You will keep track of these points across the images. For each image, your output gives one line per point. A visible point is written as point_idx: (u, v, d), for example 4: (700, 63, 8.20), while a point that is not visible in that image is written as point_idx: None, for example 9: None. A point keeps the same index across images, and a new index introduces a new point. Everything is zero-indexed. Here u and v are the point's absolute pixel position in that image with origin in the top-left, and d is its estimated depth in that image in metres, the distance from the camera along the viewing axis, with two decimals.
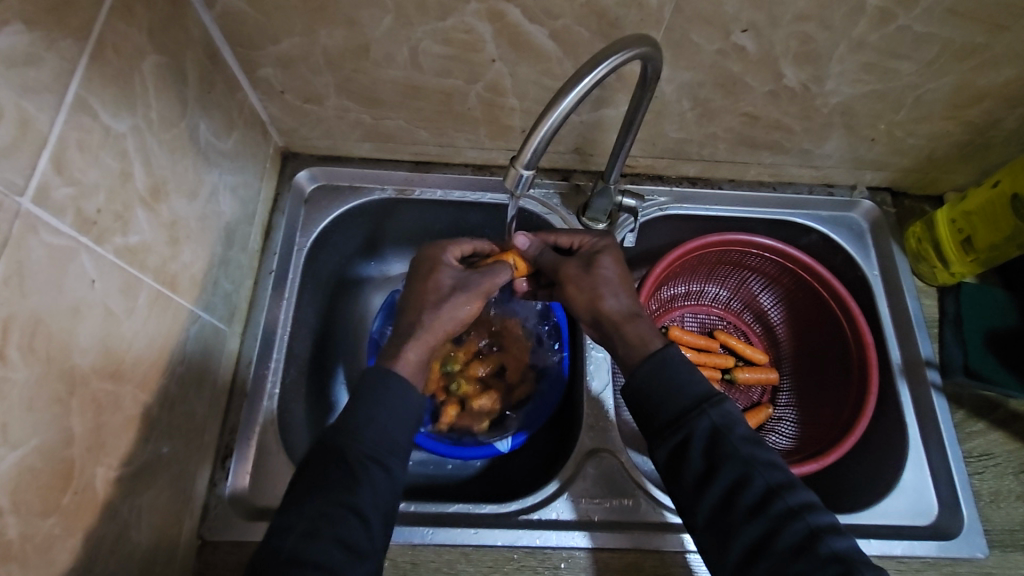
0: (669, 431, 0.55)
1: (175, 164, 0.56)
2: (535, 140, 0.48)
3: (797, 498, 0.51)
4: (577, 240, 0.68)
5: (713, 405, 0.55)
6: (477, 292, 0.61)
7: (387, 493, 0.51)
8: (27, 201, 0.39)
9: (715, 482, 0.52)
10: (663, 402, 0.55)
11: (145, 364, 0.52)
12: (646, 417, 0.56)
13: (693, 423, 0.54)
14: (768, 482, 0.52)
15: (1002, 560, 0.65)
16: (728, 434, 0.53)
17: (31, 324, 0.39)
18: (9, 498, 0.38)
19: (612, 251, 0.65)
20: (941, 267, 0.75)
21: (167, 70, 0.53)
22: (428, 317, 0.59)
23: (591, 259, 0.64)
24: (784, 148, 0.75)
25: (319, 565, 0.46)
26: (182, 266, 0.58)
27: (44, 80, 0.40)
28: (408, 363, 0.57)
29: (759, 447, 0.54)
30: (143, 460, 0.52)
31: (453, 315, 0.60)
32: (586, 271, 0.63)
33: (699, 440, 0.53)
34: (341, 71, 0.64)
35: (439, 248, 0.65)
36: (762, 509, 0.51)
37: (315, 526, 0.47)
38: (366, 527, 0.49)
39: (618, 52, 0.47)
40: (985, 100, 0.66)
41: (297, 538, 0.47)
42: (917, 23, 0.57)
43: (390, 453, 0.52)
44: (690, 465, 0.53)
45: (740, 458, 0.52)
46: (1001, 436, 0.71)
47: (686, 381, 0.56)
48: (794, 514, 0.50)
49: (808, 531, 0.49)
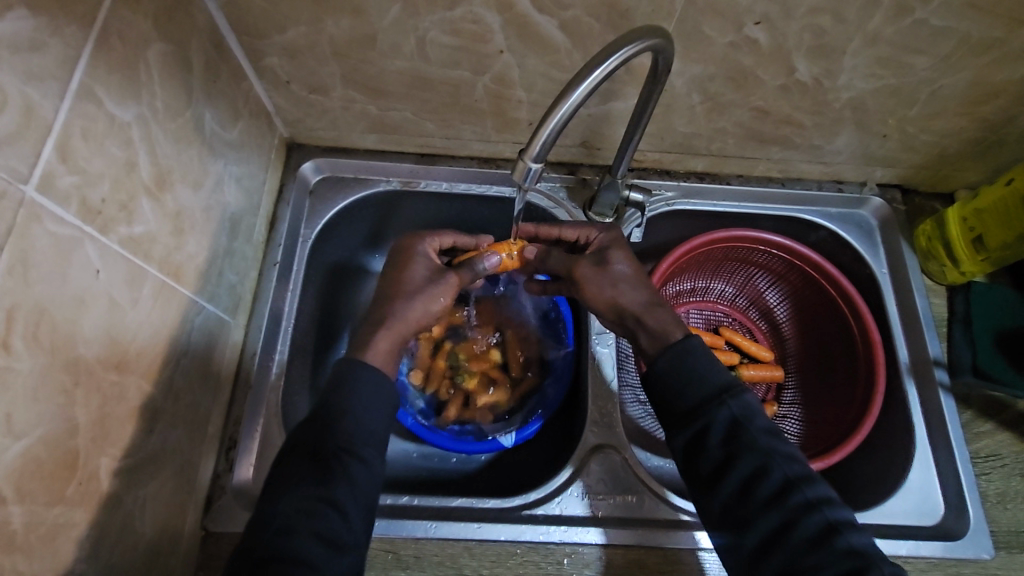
0: (688, 420, 0.54)
1: (180, 153, 0.55)
2: (543, 133, 0.47)
3: (816, 492, 0.51)
4: (582, 234, 0.67)
5: (733, 397, 0.54)
6: (445, 284, 0.61)
7: (367, 484, 0.51)
8: (31, 189, 0.38)
9: (733, 472, 0.52)
10: (683, 390, 0.55)
11: (150, 355, 0.52)
12: (666, 404, 0.56)
13: (711, 413, 0.54)
14: (786, 474, 0.51)
15: (1008, 562, 0.65)
16: (748, 425, 0.53)
17: (36, 314, 0.39)
18: (14, 487, 0.38)
19: (620, 248, 0.63)
20: (951, 266, 0.75)
21: (173, 58, 0.53)
22: (402, 308, 0.58)
23: (601, 257, 0.62)
24: (794, 143, 0.75)
25: (301, 561, 0.45)
26: (187, 257, 0.57)
27: (48, 67, 0.39)
28: (377, 354, 0.56)
29: (779, 439, 0.53)
30: (148, 450, 0.52)
31: (426, 308, 0.60)
32: (598, 269, 0.62)
33: (718, 430, 0.53)
34: (348, 60, 0.64)
35: (417, 240, 0.64)
36: (779, 501, 0.50)
37: (292, 523, 0.47)
38: (345, 518, 0.48)
39: (629, 44, 0.46)
40: (1000, 96, 0.65)
41: (274, 535, 0.46)
42: (933, 17, 0.56)
43: (365, 444, 0.52)
44: (709, 454, 0.53)
45: (759, 449, 0.52)
46: (1010, 437, 0.71)
47: (707, 372, 0.55)
48: (812, 507, 0.50)
49: (824, 524, 0.49)
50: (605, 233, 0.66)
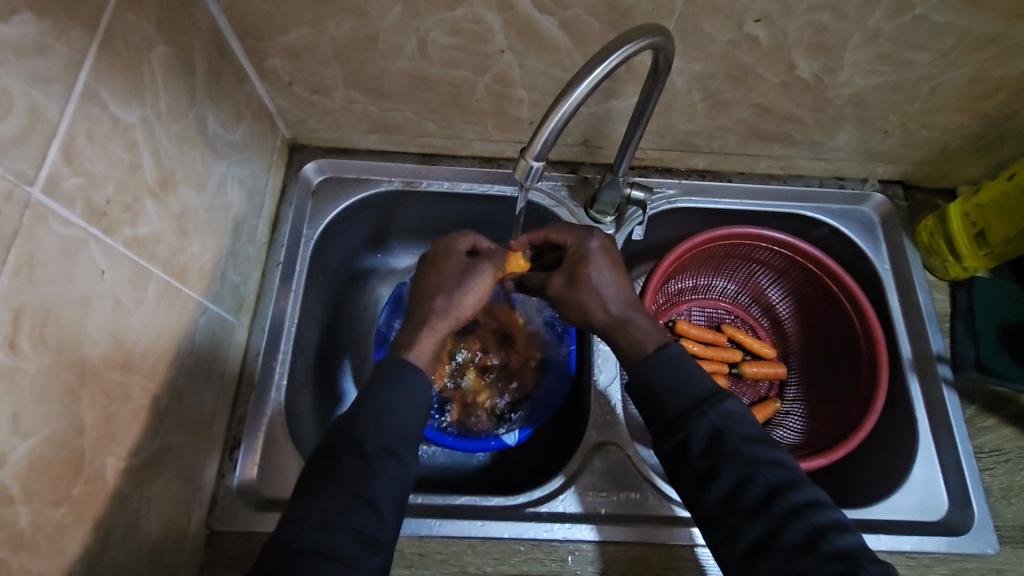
0: (671, 431, 0.55)
1: (184, 155, 0.56)
2: (545, 131, 0.47)
3: (799, 497, 0.51)
4: (564, 237, 0.65)
5: (712, 406, 0.54)
6: (483, 277, 0.62)
7: (400, 484, 0.51)
8: (36, 191, 0.38)
9: (718, 482, 0.52)
10: (664, 401, 0.55)
11: (154, 356, 0.52)
12: (651, 414, 0.56)
13: (693, 423, 0.54)
14: (770, 481, 0.51)
15: (1012, 557, 0.65)
16: (729, 435, 0.53)
17: (42, 314, 0.39)
18: (22, 487, 0.38)
19: (603, 257, 0.62)
20: (953, 262, 0.75)
21: (175, 60, 0.53)
22: (444, 304, 0.59)
23: (576, 273, 0.62)
24: (795, 140, 0.75)
25: (330, 555, 0.45)
26: (191, 258, 0.58)
27: (53, 70, 0.40)
28: (420, 355, 0.56)
29: (763, 446, 0.53)
30: (154, 449, 0.52)
31: (467, 301, 0.60)
32: (571, 286, 0.62)
33: (699, 440, 0.53)
34: (349, 62, 0.64)
35: (450, 239, 0.64)
36: (764, 509, 0.51)
37: (326, 517, 0.47)
38: (379, 517, 0.49)
39: (629, 42, 0.46)
40: (1002, 91, 0.65)
41: (310, 528, 0.46)
42: (934, 13, 0.56)
43: (403, 445, 0.52)
44: (692, 465, 0.53)
45: (741, 458, 0.52)
46: (1012, 432, 0.71)
47: (688, 380, 0.56)
48: (797, 513, 0.50)
49: (811, 530, 0.49)
50: (591, 239, 0.63)
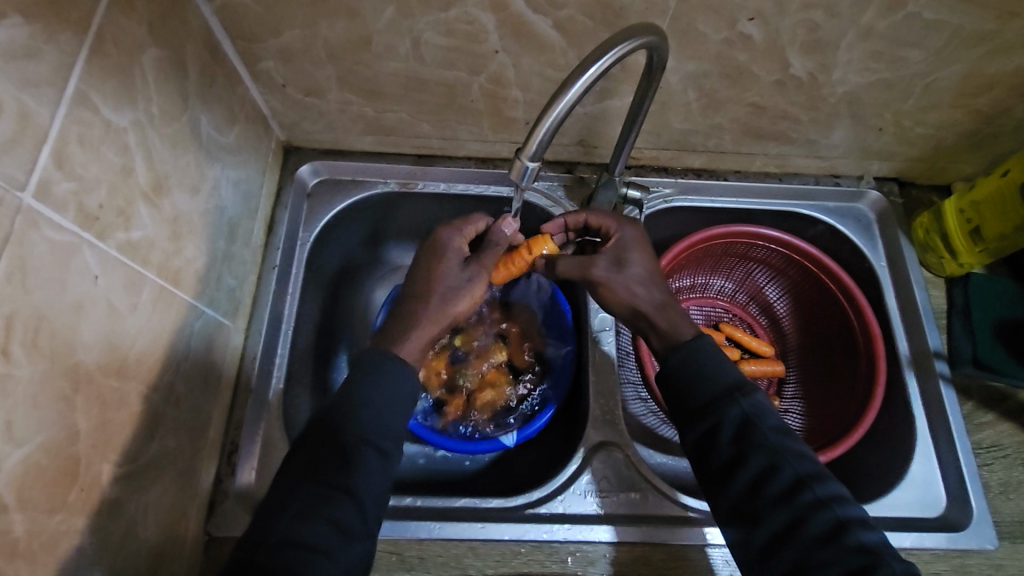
0: (700, 417, 0.55)
1: (177, 158, 0.55)
2: (540, 131, 0.47)
3: (826, 490, 0.51)
4: (604, 224, 0.63)
5: (744, 394, 0.54)
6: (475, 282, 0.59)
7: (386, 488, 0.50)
8: (28, 197, 0.38)
9: (744, 469, 0.52)
10: (694, 388, 0.55)
11: (149, 361, 0.52)
12: (679, 401, 0.56)
13: (723, 411, 0.54)
14: (797, 472, 0.51)
15: (1012, 552, 0.65)
16: (758, 423, 0.53)
17: (35, 320, 0.39)
18: (16, 495, 0.38)
19: (641, 246, 0.61)
20: (949, 258, 0.75)
21: (168, 63, 0.53)
22: (428, 309, 0.57)
23: (619, 256, 0.60)
24: (791, 138, 0.75)
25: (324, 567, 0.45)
26: (185, 262, 0.57)
27: (42, 73, 0.39)
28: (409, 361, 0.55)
29: (789, 437, 0.53)
30: (149, 456, 0.52)
31: (456, 304, 0.58)
32: (616, 270, 0.59)
33: (728, 427, 0.53)
34: (344, 63, 0.64)
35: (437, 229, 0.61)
36: (788, 498, 0.50)
37: (308, 507, 0.47)
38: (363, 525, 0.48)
39: (623, 42, 0.46)
40: (994, 88, 0.65)
41: (290, 518, 0.46)
42: (926, 10, 0.56)
43: (384, 437, 0.51)
44: (719, 451, 0.53)
45: (769, 447, 0.52)
46: (1010, 427, 0.71)
47: (717, 370, 0.56)
48: (822, 504, 0.50)
49: (835, 522, 0.49)
50: (628, 227, 0.62)
